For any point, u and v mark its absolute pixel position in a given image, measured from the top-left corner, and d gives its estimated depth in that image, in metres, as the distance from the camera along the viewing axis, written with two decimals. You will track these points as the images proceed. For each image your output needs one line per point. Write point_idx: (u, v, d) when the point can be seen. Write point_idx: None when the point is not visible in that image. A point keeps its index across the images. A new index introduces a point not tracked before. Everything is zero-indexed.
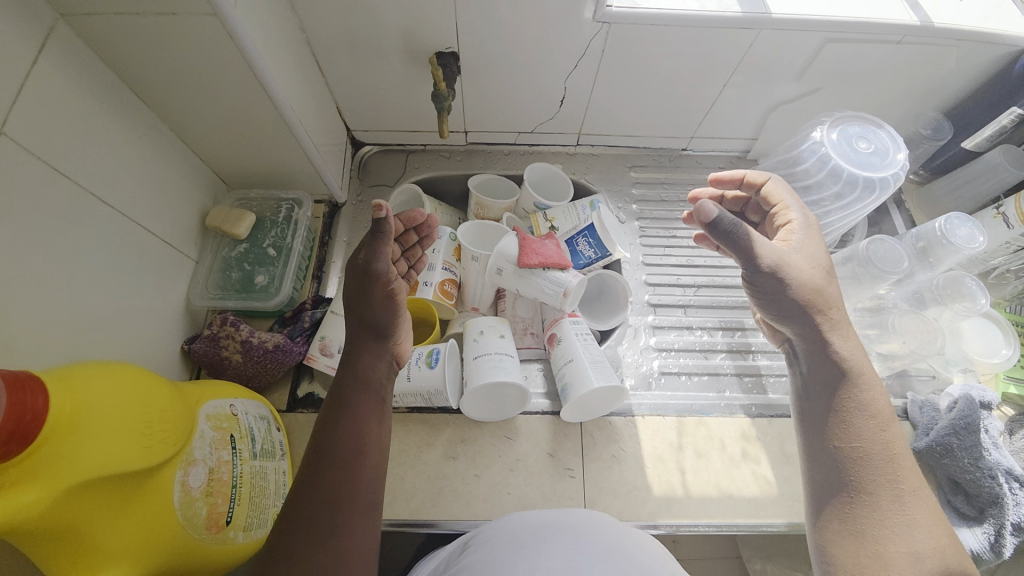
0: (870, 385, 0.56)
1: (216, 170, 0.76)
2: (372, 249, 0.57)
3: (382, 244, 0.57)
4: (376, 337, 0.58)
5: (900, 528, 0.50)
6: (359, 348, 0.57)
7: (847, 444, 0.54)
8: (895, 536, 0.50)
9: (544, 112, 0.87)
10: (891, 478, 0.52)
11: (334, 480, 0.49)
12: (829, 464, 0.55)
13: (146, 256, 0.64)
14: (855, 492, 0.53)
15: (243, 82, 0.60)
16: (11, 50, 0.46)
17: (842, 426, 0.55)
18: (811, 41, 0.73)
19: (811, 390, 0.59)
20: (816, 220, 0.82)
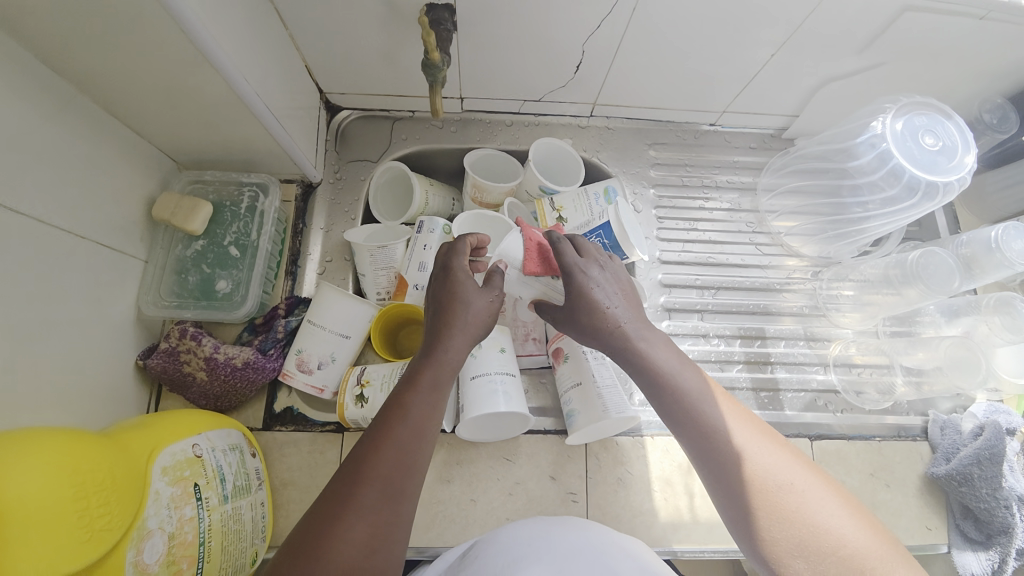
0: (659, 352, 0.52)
1: (161, 148, 0.63)
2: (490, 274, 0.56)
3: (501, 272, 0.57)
4: (472, 328, 0.53)
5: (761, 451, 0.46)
6: (454, 336, 0.52)
7: (661, 398, 0.51)
8: (755, 471, 0.45)
9: (556, 78, 0.74)
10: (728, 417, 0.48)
11: (407, 439, 0.46)
12: (673, 418, 0.50)
13: (82, 265, 0.53)
14: (708, 437, 0.47)
15: (179, 49, 0.47)
16: None
17: (652, 375, 0.51)
18: (887, 7, 0.60)
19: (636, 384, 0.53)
20: (855, 222, 0.74)
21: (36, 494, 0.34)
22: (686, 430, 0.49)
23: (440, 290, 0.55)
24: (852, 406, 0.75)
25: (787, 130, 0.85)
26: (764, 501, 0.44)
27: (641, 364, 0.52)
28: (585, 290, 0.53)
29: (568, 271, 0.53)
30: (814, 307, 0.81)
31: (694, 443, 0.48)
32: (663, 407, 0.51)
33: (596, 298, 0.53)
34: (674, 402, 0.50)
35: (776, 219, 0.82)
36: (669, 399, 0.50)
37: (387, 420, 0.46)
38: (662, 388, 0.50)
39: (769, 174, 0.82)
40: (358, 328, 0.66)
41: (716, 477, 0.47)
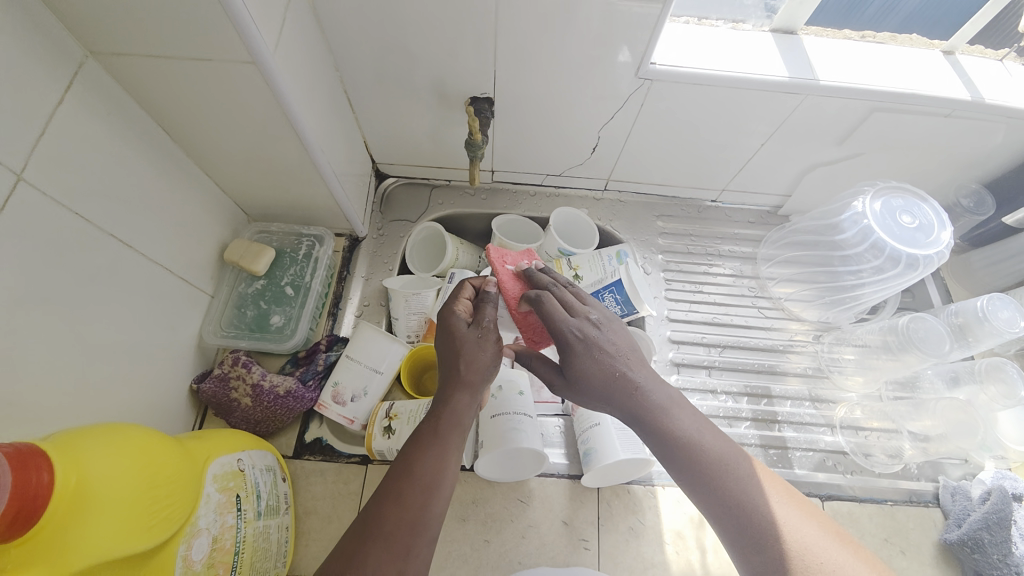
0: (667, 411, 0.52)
1: (237, 202, 0.75)
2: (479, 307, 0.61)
3: (491, 305, 0.61)
4: (474, 382, 0.57)
5: (786, 515, 0.48)
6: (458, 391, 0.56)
7: (682, 465, 0.51)
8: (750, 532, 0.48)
9: (574, 157, 0.86)
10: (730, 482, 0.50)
11: (417, 502, 0.50)
12: (695, 487, 0.51)
13: (161, 295, 0.62)
14: (735, 505, 0.49)
15: (274, 124, 0.59)
16: (37, 91, 0.45)
17: (672, 442, 0.52)
18: (856, 108, 0.71)
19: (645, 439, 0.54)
20: (849, 290, 0.80)
21: (120, 476, 0.40)
22: (712, 500, 0.50)
23: (444, 342, 0.59)
24: (862, 468, 0.76)
25: (783, 207, 0.95)
26: (800, 568, 0.45)
27: (659, 429, 0.52)
28: (589, 357, 0.54)
29: (563, 334, 0.55)
30: (818, 369, 0.85)
31: (721, 512, 0.49)
32: (684, 475, 0.51)
33: (606, 361, 0.54)
34: (697, 469, 0.51)
35: (776, 285, 0.90)
36: (690, 466, 0.51)
37: (397, 482, 0.51)
38: (683, 456, 0.51)
39: (768, 246, 0.91)
40: (391, 365, 0.72)
41: (747, 548, 0.48)
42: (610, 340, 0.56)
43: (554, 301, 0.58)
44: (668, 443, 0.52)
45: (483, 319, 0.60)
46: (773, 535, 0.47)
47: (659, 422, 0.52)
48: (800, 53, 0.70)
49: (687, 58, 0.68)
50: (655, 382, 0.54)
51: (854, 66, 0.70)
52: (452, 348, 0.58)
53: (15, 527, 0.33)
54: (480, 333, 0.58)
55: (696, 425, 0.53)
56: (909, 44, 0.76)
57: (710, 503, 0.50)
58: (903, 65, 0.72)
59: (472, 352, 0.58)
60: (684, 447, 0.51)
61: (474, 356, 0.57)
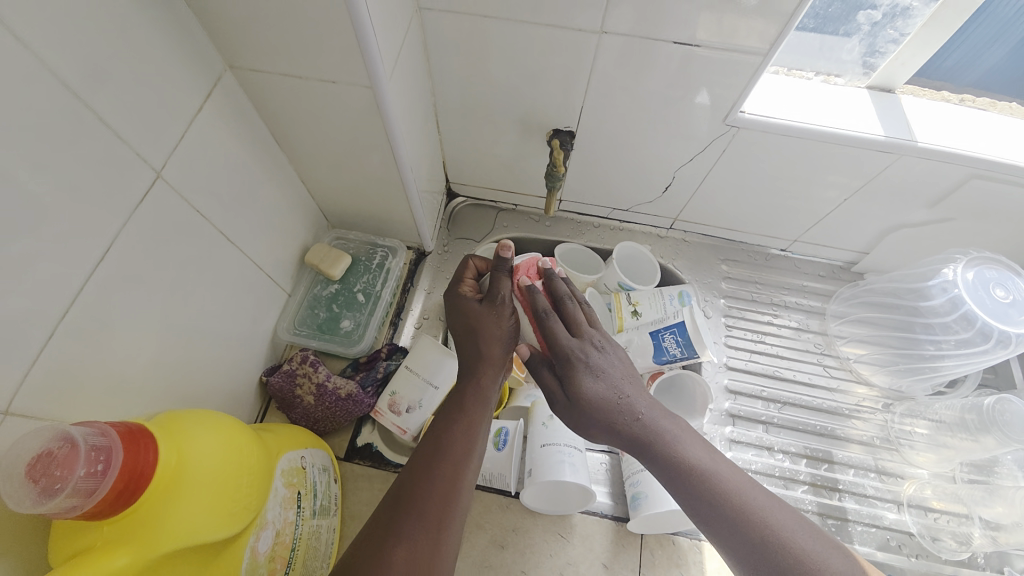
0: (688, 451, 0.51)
1: (322, 208, 0.80)
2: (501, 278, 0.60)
3: (509, 277, 0.60)
4: (494, 355, 0.58)
5: (805, 537, 0.47)
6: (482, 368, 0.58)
7: (696, 499, 0.49)
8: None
9: (645, 195, 0.86)
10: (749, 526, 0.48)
11: (447, 479, 0.52)
12: (713, 521, 0.49)
13: (249, 289, 0.66)
14: (755, 536, 0.47)
15: (375, 143, 0.63)
16: (182, 99, 0.50)
17: (682, 470, 0.50)
18: (954, 173, 0.68)
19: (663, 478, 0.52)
20: (929, 360, 0.76)
21: (214, 462, 0.42)
22: (730, 533, 0.48)
23: (461, 315, 0.61)
24: (927, 553, 0.71)
25: (857, 264, 0.91)
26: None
27: (670, 456, 0.51)
28: (593, 375, 0.54)
29: (565, 347, 0.55)
30: (885, 439, 0.80)
31: (740, 545, 0.47)
32: (698, 510, 0.49)
33: (609, 386, 0.53)
34: (713, 499, 0.49)
35: (845, 344, 0.86)
36: (704, 498, 0.49)
37: (428, 455, 0.53)
38: (695, 488, 0.50)
39: (839, 302, 0.88)
40: (445, 381, 0.72)
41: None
42: (615, 362, 0.56)
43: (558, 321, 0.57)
44: (681, 472, 0.50)
45: (501, 291, 0.59)
46: (801, 568, 0.45)
47: (668, 448, 0.51)
48: (899, 111, 0.69)
49: (777, 109, 0.67)
50: (660, 411, 0.54)
51: (954, 130, 0.68)
52: (470, 322, 0.60)
53: (122, 499, 0.37)
54: (493, 305, 0.59)
55: (706, 452, 0.52)
56: (1012, 112, 0.73)
57: (727, 537, 0.48)
58: (1007, 133, 0.69)
59: (486, 326, 0.59)
60: (694, 475, 0.50)
61: (493, 330, 0.58)
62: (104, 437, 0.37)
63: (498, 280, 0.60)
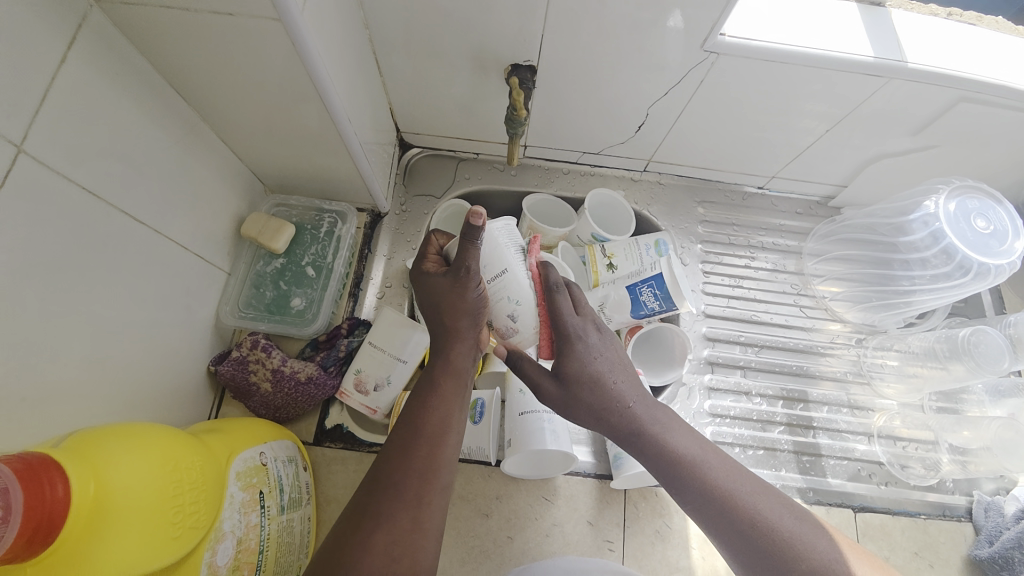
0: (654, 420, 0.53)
1: (254, 171, 0.70)
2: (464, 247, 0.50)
3: (479, 245, 0.50)
4: (461, 328, 0.53)
5: (786, 522, 0.48)
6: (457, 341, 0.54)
7: (689, 493, 0.50)
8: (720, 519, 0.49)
9: (616, 135, 0.79)
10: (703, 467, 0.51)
11: (427, 454, 0.49)
12: (708, 516, 0.49)
13: (177, 274, 0.58)
14: (745, 525, 0.48)
15: (300, 91, 0.53)
16: (36, 50, 0.39)
17: (679, 469, 0.51)
18: (942, 97, 0.64)
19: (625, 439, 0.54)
20: (901, 294, 0.76)
21: (143, 486, 0.38)
22: (721, 523, 0.49)
23: (423, 289, 0.54)
24: (896, 480, 0.74)
25: (834, 199, 0.89)
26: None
27: (664, 454, 0.51)
28: (585, 360, 0.54)
29: (567, 328, 0.53)
30: (857, 373, 0.81)
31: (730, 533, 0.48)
32: (692, 504, 0.50)
33: (601, 375, 0.54)
34: (702, 479, 0.50)
35: (820, 283, 0.85)
36: (697, 492, 0.50)
37: (402, 434, 0.50)
38: (691, 483, 0.50)
39: (815, 239, 0.86)
40: (414, 354, 0.67)
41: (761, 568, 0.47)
42: (605, 350, 0.56)
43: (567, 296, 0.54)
44: (679, 467, 0.51)
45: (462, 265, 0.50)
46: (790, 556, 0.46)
47: (662, 446, 0.52)
48: (888, 28, 0.62)
49: (760, 31, 0.60)
50: (658, 413, 0.54)
51: (943, 48, 0.62)
52: (431, 299, 0.53)
53: (33, 543, 0.32)
54: (455, 279, 0.50)
55: (700, 447, 0.52)
56: (998, 25, 0.68)
57: (719, 526, 0.49)
58: (995, 49, 0.64)
59: (454, 303, 0.52)
60: (686, 469, 0.51)
61: (461, 311, 0.52)
62: None
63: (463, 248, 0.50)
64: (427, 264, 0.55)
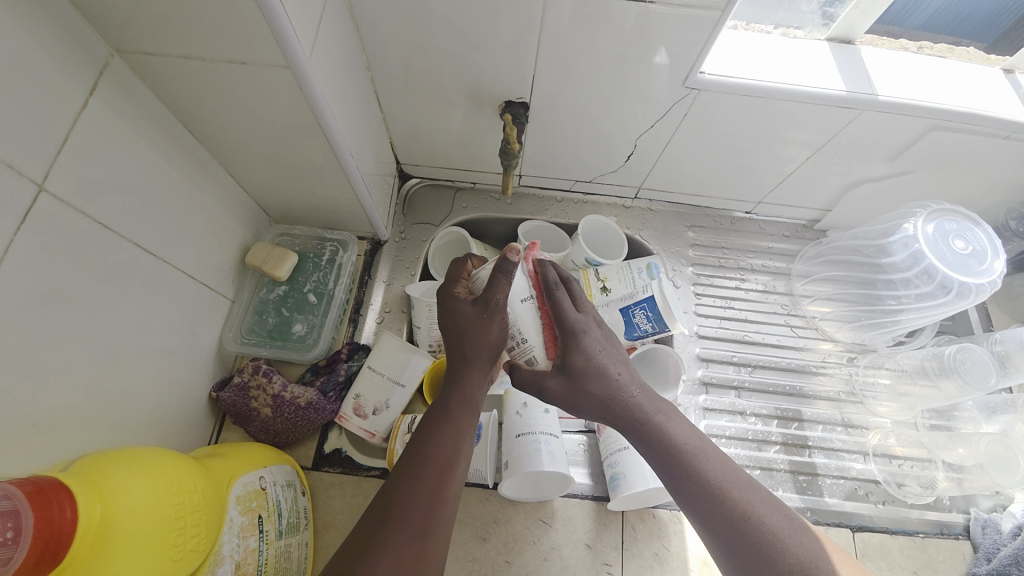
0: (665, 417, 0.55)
1: (259, 202, 0.73)
2: (495, 284, 0.51)
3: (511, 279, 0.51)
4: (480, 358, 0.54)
5: (782, 530, 0.48)
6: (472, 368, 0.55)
7: (685, 485, 0.51)
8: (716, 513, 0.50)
9: (607, 165, 0.82)
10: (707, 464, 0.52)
11: (436, 485, 0.49)
12: (701, 510, 0.50)
13: (183, 301, 0.60)
14: (736, 520, 0.49)
15: (305, 128, 0.56)
16: (62, 96, 0.43)
17: (678, 462, 0.52)
18: (914, 126, 0.67)
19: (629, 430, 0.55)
20: (889, 313, 0.78)
21: (147, 509, 0.39)
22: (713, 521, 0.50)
23: (450, 317, 0.56)
24: (893, 498, 0.74)
25: (820, 222, 0.92)
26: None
27: (664, 443, 0.53)
28: (591, 352, 0.54)
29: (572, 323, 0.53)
30: (850, 392, 0.82)
31: (718, 526, 0.49)
32: (687, 497, 0.51)
33: (604, 367, 0.54)
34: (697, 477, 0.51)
35: (810, 303, 0.87)
36: (691, 484, 0.51)
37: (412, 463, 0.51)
38: (686, 475, 0.51)
39: (803, 261, 0.89)
40: (413, 378, 0.69)
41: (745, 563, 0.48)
42: (606, 343, 0.56)
43: (566, 294, 0.54)
44: (674, 457, 0.52)
45: (492, 302, 0.51)
46: (776, 554, 0.47)
47: (663, 439, 0.53)
48: (859, 63, 0.66)
49: (737, 67, 0.64)
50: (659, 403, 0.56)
51: (912, 81, 0.66)
52: (456, 326, 0.55)
53: (42, 565, 0.33)
54: (482, 311, 0.52)
55: (697, 441, 0.54)
56: (968, 57, 0.72)
57: (709, 522, 0.50)
58: (962, 81, 0.68)
59: (478, 334, 0.53)
60: (684, 462, 0.52)
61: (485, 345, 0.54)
62: (8, 500, 0.32)
63: (494, 282, 0.51)
64: (456, 292, 0.57)
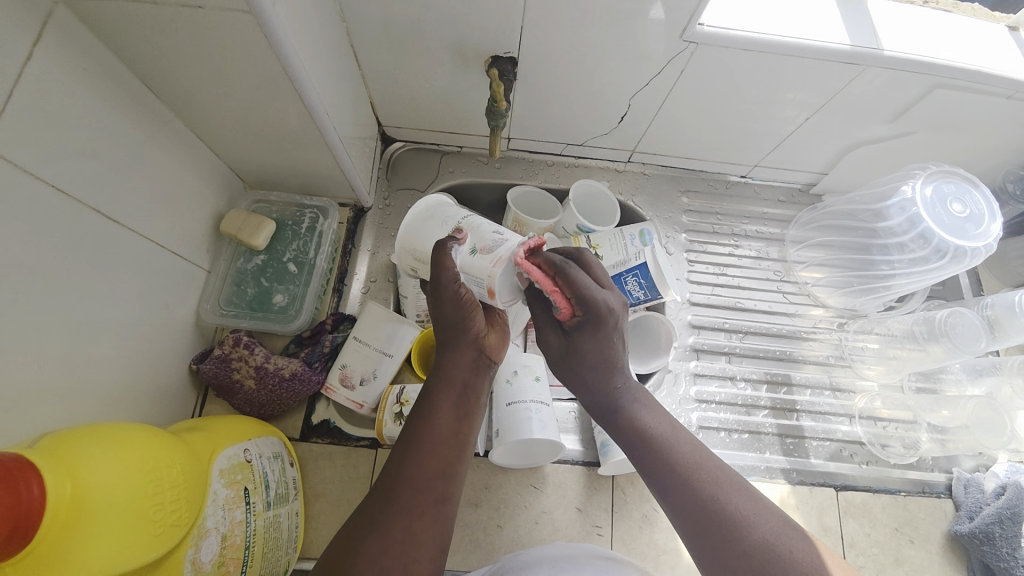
0: (643, 408, 0.55)
1: (232, 166, 0.69)
2: (438, 259, 0.49)
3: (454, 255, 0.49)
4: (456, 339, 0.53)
5: (749, 512, 0.46)
6: (457, 353, 0.53)
7: (651, 466, 0.51)
8: (676, 496, 0.49)
9: (599, 126, 0.79)
10: (674, 444, 0.51)
11: (427, 468, 0.48)
12: (660, 484, 0.50)
13: (155, 272, 0.58)
14: (696, 497, 0.48)
15: (276, 84, 0.52)
16: (3, 47, 0.38)
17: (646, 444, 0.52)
18: (919, 83, 0.64)
19: (605, 420, 0.56)
20: (880, 279, 0.78)
21: (122, 485, 0.38)
22: (678, 501, 0.49)
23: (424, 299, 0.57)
24: (877, 459, 0.75)
25: (816, 187, 0.90)
26: (764, 561, 0.43)
27: (630, 427, 0.54)
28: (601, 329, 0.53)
29: (597, 303, 0.50)
30: (839, 356, 0.83)
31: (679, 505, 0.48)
32: (653, 475, 0.51)
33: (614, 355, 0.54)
34: (658, 460, 0.51)
35: (803, 269, 0.86)
36: (659, 465, 0.51)
37: (403, 447, 0.49)
38: (649, 454, 0.52)
39: (798, 227, 0.87)
40: (400, 347, 0.68)
41: (708, 545, 0.46)
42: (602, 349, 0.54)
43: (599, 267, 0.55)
44: (636, 441, 0.53)
45: (441, 284, 0.49)
46: (737, 534, 0.45)
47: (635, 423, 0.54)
48: (865, 16, 0.63)
49: (737, 20, 0.60)
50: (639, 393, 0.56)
51: (920, 36, 0.63)
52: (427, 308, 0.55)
53: (12, 543, 0.32)
54: (436, 295, 0.51)
55: (668, 428, 0.53)
56: (974, 12, 0.69)
57: (673, 501, 0.49)
58: (969, 37, 0.65)
59: (440, 313, 0.52)
60: (653, 446, 0.52)
61: (451, 322, 0.52)
62: None
63: (435, 263, 0.49)
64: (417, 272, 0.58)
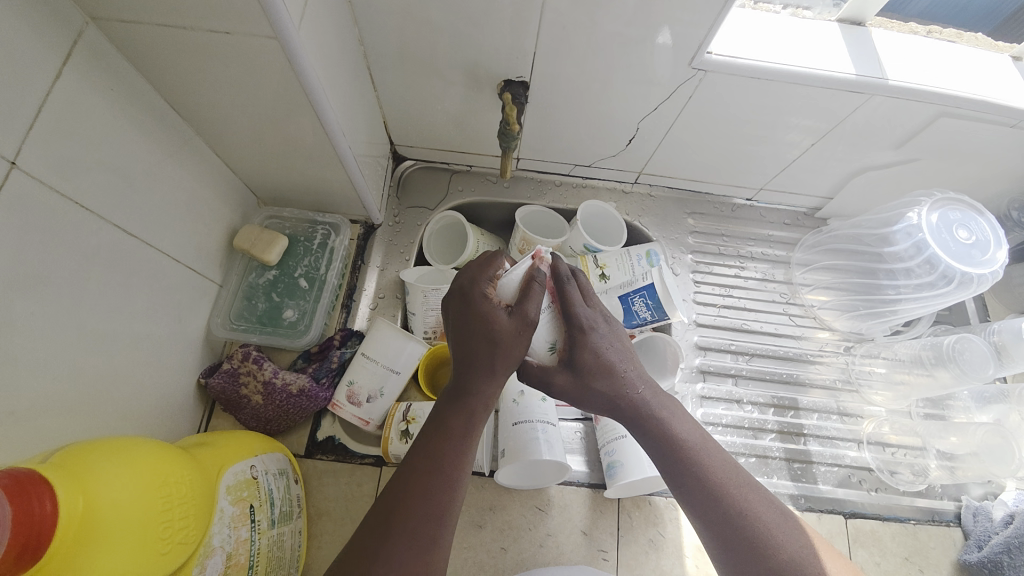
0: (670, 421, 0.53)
1: (247, 182, 0.70)
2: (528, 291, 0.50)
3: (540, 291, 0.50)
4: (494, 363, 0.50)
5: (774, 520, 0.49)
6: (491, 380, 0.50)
7: (690, 480, 0.50)
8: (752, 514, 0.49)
9: (606, 148, 0.80)
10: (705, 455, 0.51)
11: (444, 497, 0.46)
12: (700, 500, 0.50)
13: (168, 286, 0.58)
14: (731, 515, 0.49)
15: (294, 104, 0.54)
16: (33, 67, 0.40)
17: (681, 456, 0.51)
18: (923, 111, 0.65)
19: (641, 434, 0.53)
20: (886, 304, 0.78)
21: (131, 501, 0.38)
22: (710, 515, 0.49)
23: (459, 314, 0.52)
24: (886, 486, 0.74)
25: (821, 210, 0.91)
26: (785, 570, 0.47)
27: (669, 442, 0.51)
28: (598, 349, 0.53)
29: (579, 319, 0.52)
30: (845, 380, 0.82)
31: (708, 512, 0.49)
32: (687, 489, 0.50)
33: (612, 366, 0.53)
34: (695, 472, 0.50)
35: (809, 292, 0.87)
36: (696, 483, 0.50)
37: (423, 479, 0.46)
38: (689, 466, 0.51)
39: (802, 249, 0.88)
40: (407, 365, 0.68)
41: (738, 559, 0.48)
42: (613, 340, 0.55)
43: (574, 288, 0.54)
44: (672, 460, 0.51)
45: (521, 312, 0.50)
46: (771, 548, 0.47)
47: (677, 448, 0.51)
48: (869, 46, 0.64)
49: (744, 48, 0.62)
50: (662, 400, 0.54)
51: (923, 66, 0.64)
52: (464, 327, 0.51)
53: (23, 559, 0.32)
54: (522, 322, 0.49)
55: (699, 437, 0.53)
56: (976, 43, 0.71)
57: (706, 519, 0.49)
58: (971, 67, 0.66)
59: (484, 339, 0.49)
60: (687, 459, 0.51)
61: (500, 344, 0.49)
62: None
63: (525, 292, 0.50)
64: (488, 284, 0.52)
